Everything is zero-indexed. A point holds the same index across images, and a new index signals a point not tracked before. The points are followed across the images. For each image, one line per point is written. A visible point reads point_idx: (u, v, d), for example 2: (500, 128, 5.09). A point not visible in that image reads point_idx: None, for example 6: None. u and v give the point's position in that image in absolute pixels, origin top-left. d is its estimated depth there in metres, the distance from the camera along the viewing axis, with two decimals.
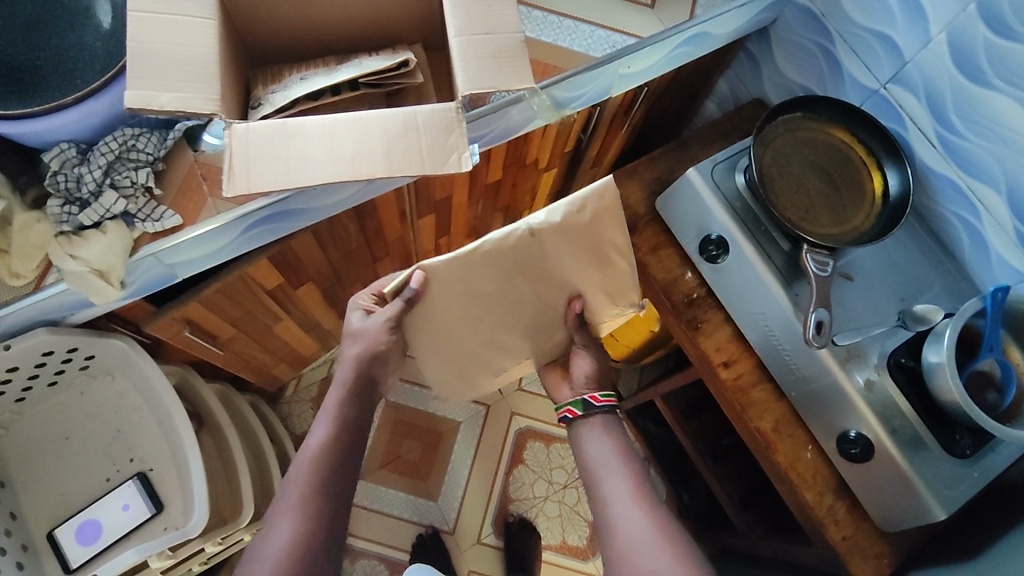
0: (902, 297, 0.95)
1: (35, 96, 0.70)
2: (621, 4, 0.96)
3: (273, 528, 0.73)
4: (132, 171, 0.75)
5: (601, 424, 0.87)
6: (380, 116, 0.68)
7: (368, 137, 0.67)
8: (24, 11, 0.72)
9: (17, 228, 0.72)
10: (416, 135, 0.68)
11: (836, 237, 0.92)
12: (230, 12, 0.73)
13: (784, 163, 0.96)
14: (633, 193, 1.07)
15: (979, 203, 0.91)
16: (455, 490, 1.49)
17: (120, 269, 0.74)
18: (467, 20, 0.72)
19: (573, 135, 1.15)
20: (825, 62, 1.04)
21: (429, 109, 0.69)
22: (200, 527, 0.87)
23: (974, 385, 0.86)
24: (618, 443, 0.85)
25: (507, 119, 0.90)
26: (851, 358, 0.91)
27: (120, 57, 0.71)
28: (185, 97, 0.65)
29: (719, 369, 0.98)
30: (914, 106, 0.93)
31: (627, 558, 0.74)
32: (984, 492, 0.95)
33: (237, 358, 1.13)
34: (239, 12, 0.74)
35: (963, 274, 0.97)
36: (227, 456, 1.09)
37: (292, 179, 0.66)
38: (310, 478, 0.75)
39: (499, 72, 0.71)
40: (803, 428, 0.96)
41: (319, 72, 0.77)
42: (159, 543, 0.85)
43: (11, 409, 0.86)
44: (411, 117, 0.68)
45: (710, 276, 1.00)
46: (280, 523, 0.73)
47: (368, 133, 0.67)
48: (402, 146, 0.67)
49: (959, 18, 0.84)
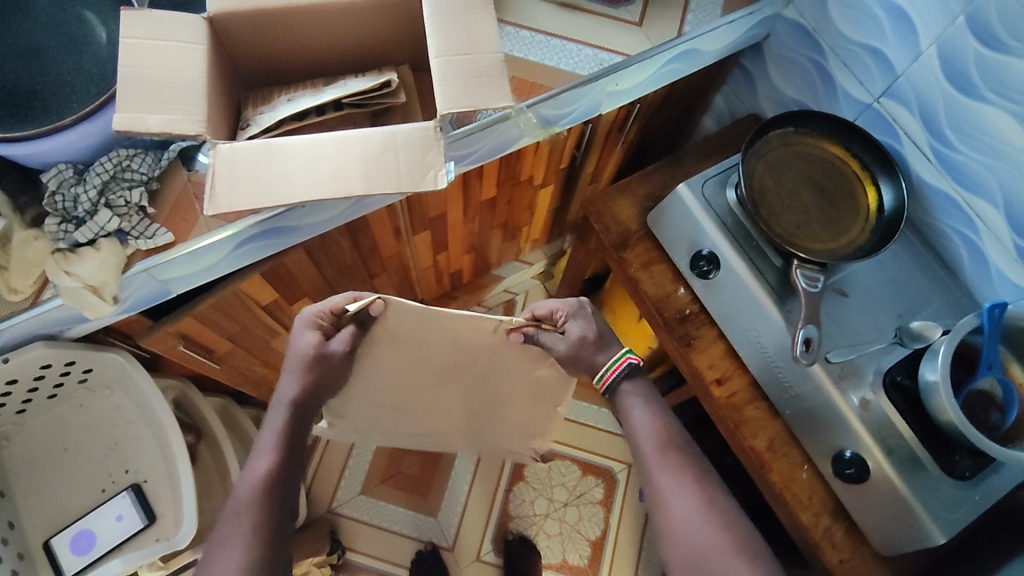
0: (899, 313, 0.92)
1: (32, 119, 0.73)
2: (609, 22, 0.97)
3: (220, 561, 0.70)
4: (126, 191, 0.77)
5: (634, 389, 0.85)
6: (360, 136, 0.69)
7: (348, 155, 0.69)
8: (26, 40, 0.75)
9: (16, 246, 0.75)
10: (394, 152, 0.69)
11: (828, 252, 0.91)
12: (225, 42, 0.76)
13: (775, 177, 0.96)
14: (625, 210, 1.08)
15: (976, 217, 0.89)
16: (455, 506, 1.48)
17: (113, 284, 0.76)
18: (447, 40, 0.73)
19: (567, 151, 1.16)
20: (818, 78, 1.04)
21: (408, 129, 0.70)
22: (188, 539, 0.88)
23: (973, 405, 0.83)
24: (661, 411, 0.84)
25: (495, 137, 0.91)
26: (846, 376, 0.89)
27: (113, 79, 0.75)
28: (173, 119, 0.67)
29: (712, 386, 0.97)
30: (908, 119, 0.92)
31: (684, 538, 0.74)
32: (990, 516, 0.92)
33: (237, 373, 1.15)
34: (233, 42, 0.77)
35: (964, 289, 0.94)
36: (224, 469, 1.11)
37: (274, 198, 0.67)
38: (257, 508, 0.74)
39: (479, 91, 0.72)
40: (798, 447, 0.95)
41: (306, 93, 0.79)
42: (146, 553, 0.86)
43: (13, 420, 0.89)
44: (390, 136, 0.69)
45: (702, 292, 0.99)
46: (229, 552, 0.71)
47: (348, 152, 0.69)
48: (382, 165, 0.69)
49: (948, 31, 0.83)
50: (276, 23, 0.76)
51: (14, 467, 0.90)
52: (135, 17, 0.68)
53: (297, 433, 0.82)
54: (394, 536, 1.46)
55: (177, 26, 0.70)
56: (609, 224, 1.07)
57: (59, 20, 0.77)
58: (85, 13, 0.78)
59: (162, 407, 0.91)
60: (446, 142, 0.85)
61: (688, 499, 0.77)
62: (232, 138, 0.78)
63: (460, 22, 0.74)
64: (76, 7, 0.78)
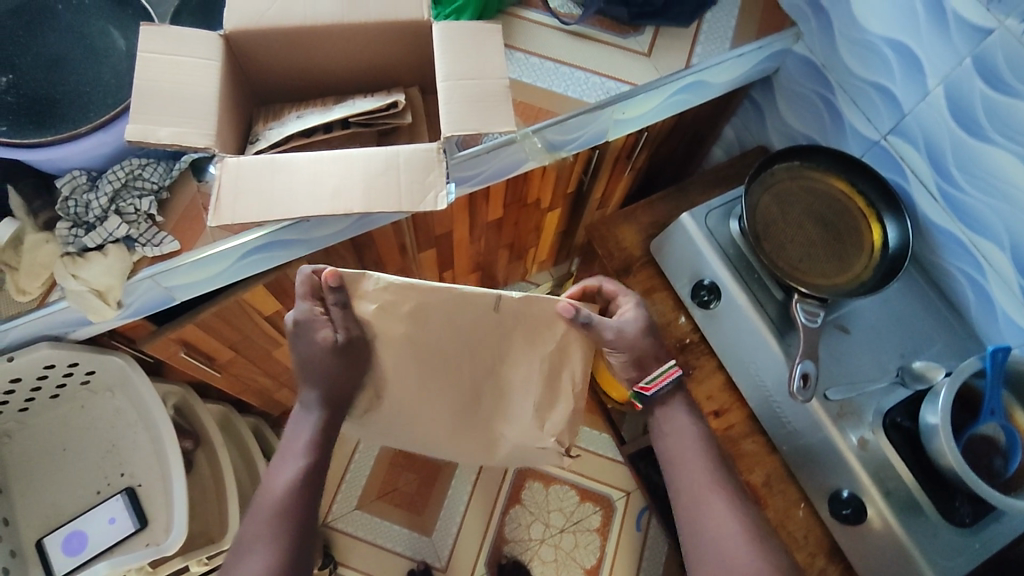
0: (902, 353, 0.91)
1: (49, 127, 0.75)
2: (618, 51, 0.98)
3: (244, 560, 0.68)
4: (136, 199, 0.79)
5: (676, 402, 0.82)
6: (364, 155, 0.71)
7: (350, 173, 0.70)
8: (49, 53, 0.78)
9: (28, 248, 0.77)
10: (395, 172, 0.70)
11: (830, 287, 0.90)
12: (239, 60, 0.79)
13: (779, 210, 0.96)
14: (629, 236, 1.08)
15: (983, 259, 0.88)
16: (450, 526, 1.47)
17: (117, 289, 0.78)
18: (454, 65, 0.75)
19: (574, 176, 1.17)
20: (827, 113, 1.04)
21: (411, 151, 0.71)
22: (176, 545, 0.88)
23: (975, 450, 0.81)
24: (701, 429, 0.81)
25: (500, 159, 0.92)
26: (844, 414, 0.88)
27: (127, 92, 0.77)
28: (184, 132, 0.69)
29: (709, 417, 0.96)
30: (915, 158, 0.92)
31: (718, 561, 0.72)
32: (993, 567, 0.89)
33: (238, 381, 1.16)
34: (247, 60, 0.80)
35: (969, 331, 0.93)
36: (220, 477, 1.11)
37: (276, 211, 0.68)
38: (282, 509, 0.72)
39: (483, 115, 0.73)
40: (794, 484, 0.93)
41: (315, 111, 0.81)
42: (134, 558, 0.87)
43: (16, 418, 0.90)
44: (393, 156, 0.71)
45: (702, 322, 0.98)
46: (254, 553, 0.69)
47: (351, 170, 0.70)
48: (383, 183, 0.70)
49: (955, 72, 0.83)
50: (290, 43, 0.78)
51: (14, 464, 0.92)
52: (154, 35, 0.71)
53: (325, 442, 0.77)
54: (387, 554, 1.45)
55: (193, 44, 0.73)
56: (613, 250, 1.07)
57: (83, 33, 0.80)
58: (108, 27, 0.81)
59: (160, 412, 0.92)
60: (450, 163, 0.86)
61: (730, 522, 0.74)
62: (241, 152, 0.80)
63: (467, 48, 0.75)
64: (100, 21, 0.81)
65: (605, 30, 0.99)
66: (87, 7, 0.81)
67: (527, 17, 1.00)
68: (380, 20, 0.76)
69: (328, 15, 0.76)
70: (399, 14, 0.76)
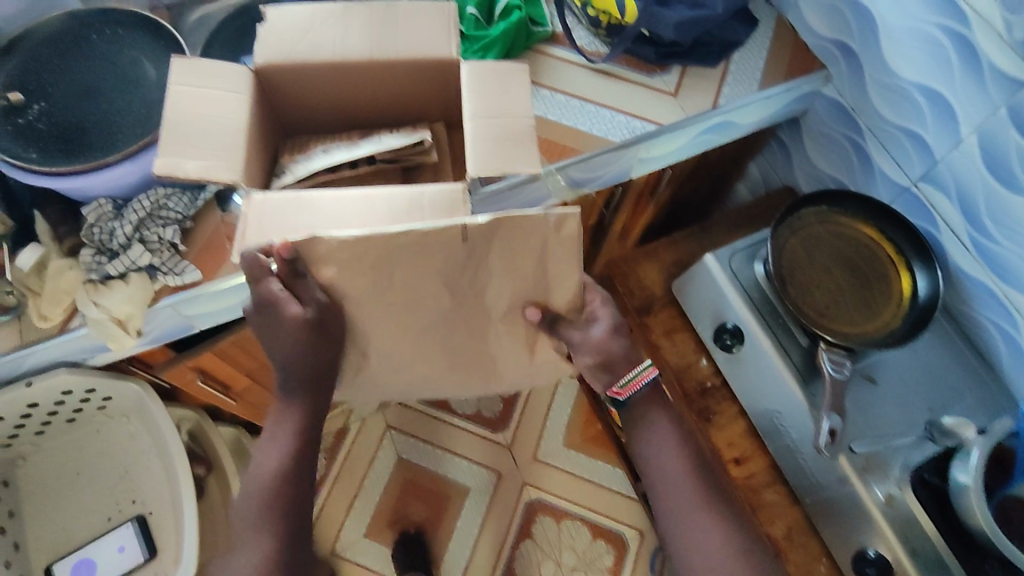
0: (931, 406, 0.88)
1: (75, 156, 0.75)
2: (644, 89, 0.98)
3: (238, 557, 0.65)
4: (160, 228, 0.80)
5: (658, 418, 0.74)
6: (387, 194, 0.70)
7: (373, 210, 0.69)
8: (83, 82, 0.79)
9: (51, 274, 0.77)
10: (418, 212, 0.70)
11: (858, 336, 0.88)
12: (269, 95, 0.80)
13: (806, 255, 0.94)
14: (650, 274, 1.08)
15: (1016, 312, 0.85)
16: (458, 559, 1.45)
17: (138, 318, 0.78)
18: (481, 104, 0.74)
19: (596, 210, 1.17)
20: (856, 157, 1.03)
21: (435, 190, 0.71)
22: None
23: (1009, 512, 0.78)
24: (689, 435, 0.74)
25: (524, 196, 0.92)
26: (870, 468, 0.85)
27: (155, 123, 0.77)
28: (209, 165, 0.70)
29: (730, 465, 0.93)
30: (946, 205, 0.90)
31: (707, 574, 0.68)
32: None
33: (253, 408, 1.16)
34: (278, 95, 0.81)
35: (1001, 385, 0.90)
36: (230, 505, 1.10)
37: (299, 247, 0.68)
38: (269, 500, 0.67)
39: (508, 155, 0.73)
40: (817, 539, 0.90)
41: (342, 145, 0.82)
42: None
43: (32, 442, 0.91)
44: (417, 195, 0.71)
45: (724, 366, 0.96)
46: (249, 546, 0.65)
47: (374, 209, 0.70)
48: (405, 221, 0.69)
49: (990, 121, 0.82)
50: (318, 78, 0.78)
51: (29, 487, 0.92)
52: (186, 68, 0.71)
53: (312, 418, 0.70)
54: None
55: (223, 78, 0.74)
56: (634, 287, 1.06)
57: (115, 63, 0.81)
58: (139, 57, 0.81)
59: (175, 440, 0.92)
60: (473, 200, 0.86)
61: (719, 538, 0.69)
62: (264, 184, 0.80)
63: (494, 87, 0.76)
64: (132, 51, 0.81)
65: (632, 68, 0.99)
66: (120, 37, 0.82)
67: (554, 55, 1.01)
68: (409, 58, 0.76)
69: (357, 51, 0.76)
70: (428, 52, 0.76)
